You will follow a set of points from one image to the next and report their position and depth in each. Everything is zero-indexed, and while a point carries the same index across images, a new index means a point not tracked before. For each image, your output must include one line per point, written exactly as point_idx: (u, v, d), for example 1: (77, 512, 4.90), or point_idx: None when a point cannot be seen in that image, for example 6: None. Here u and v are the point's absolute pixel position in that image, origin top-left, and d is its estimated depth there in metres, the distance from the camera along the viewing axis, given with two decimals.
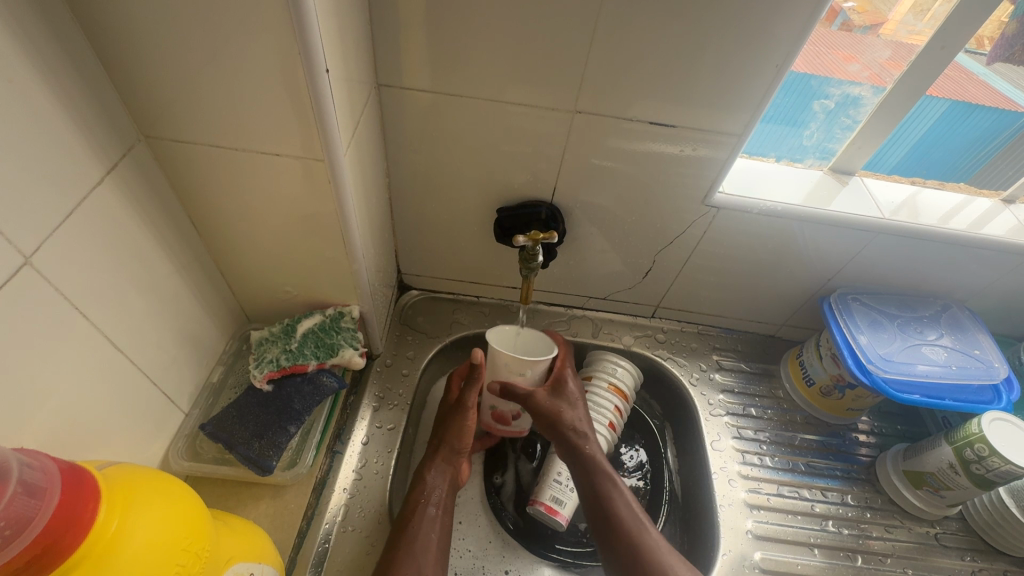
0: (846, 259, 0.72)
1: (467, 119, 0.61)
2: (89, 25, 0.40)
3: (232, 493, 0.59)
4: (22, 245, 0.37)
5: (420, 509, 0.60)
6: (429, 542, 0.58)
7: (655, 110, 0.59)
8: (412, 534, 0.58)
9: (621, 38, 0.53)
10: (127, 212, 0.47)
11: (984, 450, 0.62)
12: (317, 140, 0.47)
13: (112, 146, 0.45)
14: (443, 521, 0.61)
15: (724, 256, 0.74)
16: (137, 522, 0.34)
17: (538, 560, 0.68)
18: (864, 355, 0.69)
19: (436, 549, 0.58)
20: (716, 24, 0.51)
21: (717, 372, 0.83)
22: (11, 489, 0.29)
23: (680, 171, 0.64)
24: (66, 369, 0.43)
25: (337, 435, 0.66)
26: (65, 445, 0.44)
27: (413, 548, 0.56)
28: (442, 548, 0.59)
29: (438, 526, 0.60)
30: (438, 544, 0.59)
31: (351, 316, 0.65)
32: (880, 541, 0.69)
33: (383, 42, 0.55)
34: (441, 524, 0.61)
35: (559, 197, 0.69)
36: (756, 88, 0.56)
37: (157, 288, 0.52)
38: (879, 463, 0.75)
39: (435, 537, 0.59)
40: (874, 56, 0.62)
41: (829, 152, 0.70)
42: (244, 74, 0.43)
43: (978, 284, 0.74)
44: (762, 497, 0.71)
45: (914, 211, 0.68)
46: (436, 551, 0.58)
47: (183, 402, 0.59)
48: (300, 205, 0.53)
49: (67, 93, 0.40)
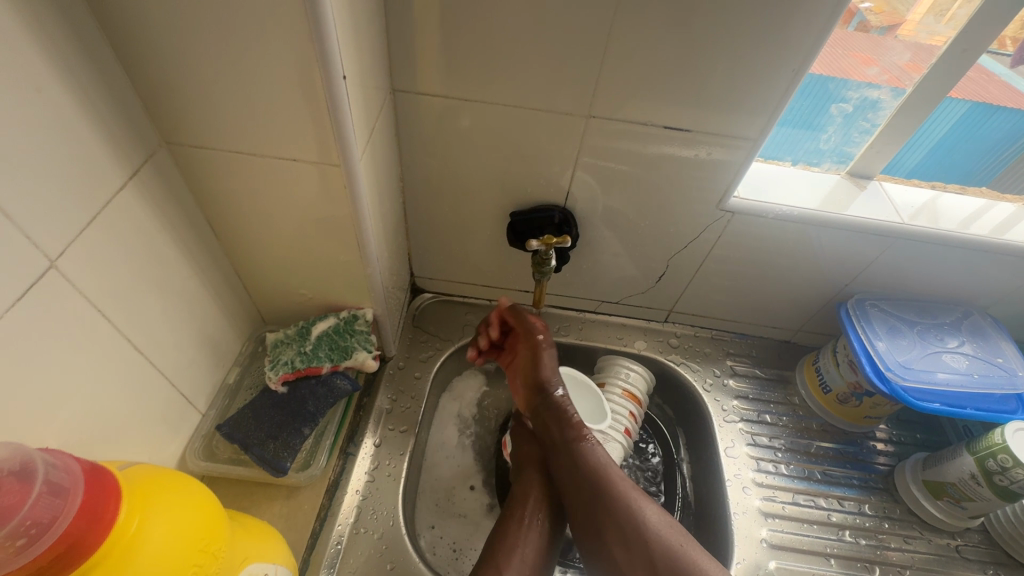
0: (864, 265, 0.71)
1: (481, 124, 0.61)
2: (114, 33, 0.41)
3: (247, 493, 0.60)
4: (48, 249, 0.38)
5: (524, 523, 0.60)
6: (528, 559, 0.57)
7: (670, 114, 0.58)
8: (511, 549, 0.57)
9: (636, 42, 0.53)
10: (148, 216, 0.48)
11: (1008, 461, 0.60)
12: (333, 146, 0.48)
13: (134, 152, 0.45)
14: (540, 533, 0.60)
15: (739, 260, 0.74)
16: (158, 522, 0.34)
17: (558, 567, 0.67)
18: (883, 362, 0.68)
19: (530, 568, 0.57)
20: (732, 28, 0.51)
21: (731, 378, 0.82)
22: (36, 490, 0.29)
23: (695, 175, 0.64)
24: (87, 370, 0.43)
25: (350, 437, 0.67)
26: (86, 445, 0.44)
27: (511, 567, 0.56)
28: (538, 565, 0.57)
29: (536, 537, 0.60)
30: (535, 557, 0.58)
31: (365, 318, 0.66)
32: (898, 552, 0.68)
33: (399, 49, 0.56)
34: (541, 535, 0.60)
35: (572, 201, 0.69)
36: (773, 93, 0.56)
37: (176, 290, 0.53)
38: (897, 473, 0.74)
39: (531, 551, 0.58)
40: (894, 59, 0.61)
41: (847, 156, 0.69)
42: (265, 81, 0.43)
43: (1002, 291, 0.72)
44: (777, 505, 0.70)
45: (935, 215, 0.67)
46: (532, 567, 0.57)
47: (199, 403, 0.60)
48: (316, 209, 0.54)
49: (91, 101, 0.41)
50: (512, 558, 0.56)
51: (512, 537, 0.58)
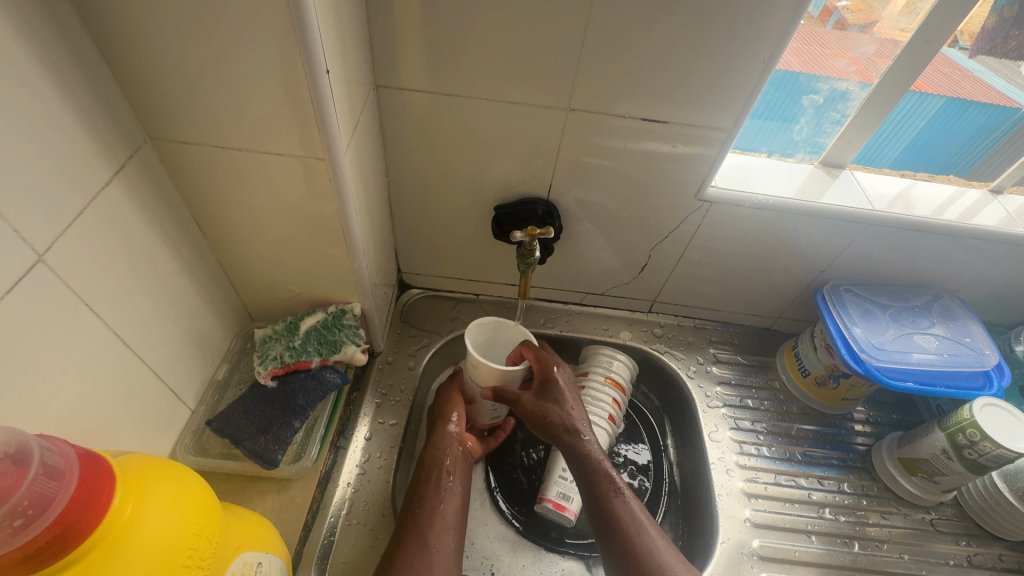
0: (838, 251, 0.73)
1: (463, 119, 0.63)
2: (97, 30, 0.41)
3: (238, 487, 0.60)
4: (35, 242, 0.39)
5: (441, 486, 0.62)
6: (448, 519, 0.60)
7: (648, 107, 0.60)
8: (431, 510, 0.60)
9: (612, 36, 0.54)
10: (134, 211, 0.48)
11: (976, 435, 0.63)
12: (317, 139, 0.48)
13: (119, 148, 0.46)
14: (460, 495, 0.63)
15: (719, 250, 0.76)
16: (151, 507, 0.35)
17: (552, 554, 0.68)
18: (858, 344, 0.70)
19: (453, 526, 0.60)
20: (705, 23, 0.53)
21: (714, 365, 0.84)
22: (32, 472, 0.30)
23: (673, 166, 0.65)
24: (77, 365, 0.44)
25: (340, 430, 0.68)
26: (76, 439, 0.45)
27: (433, 527, 0.58)
28: (460, 523, 0.61)
29: (455, 502, 0.62)
30: (455, 516, 0.61)
31: (353, 313, 0.66)
32: (877, 528, 0.70)
33: (380, 45, 0.57)
34: (460, 499, 0.63)
35: (555, 194, 0.70)
36: (745, 85, 0.57)
37: (163, 286, 0.54)
38: (874, 452, 0.76)
39: (451, 512, 0.61)
40: (861, 52, 0.63)
41: (819, 146, 0.71)
42: (247, 77, 0.44)
43: (971, 274, 0.75)
44: (759, 486, 0.72)
45: (906, 203, 0.69)
46: (454, 524, 0.60)
47: (188, 399, 0.60)
48: (303, 204, 0.54)
49: (76, 96, 0.41)
50: (435, 520, 0.59)
51: (433, 502, 0.61)
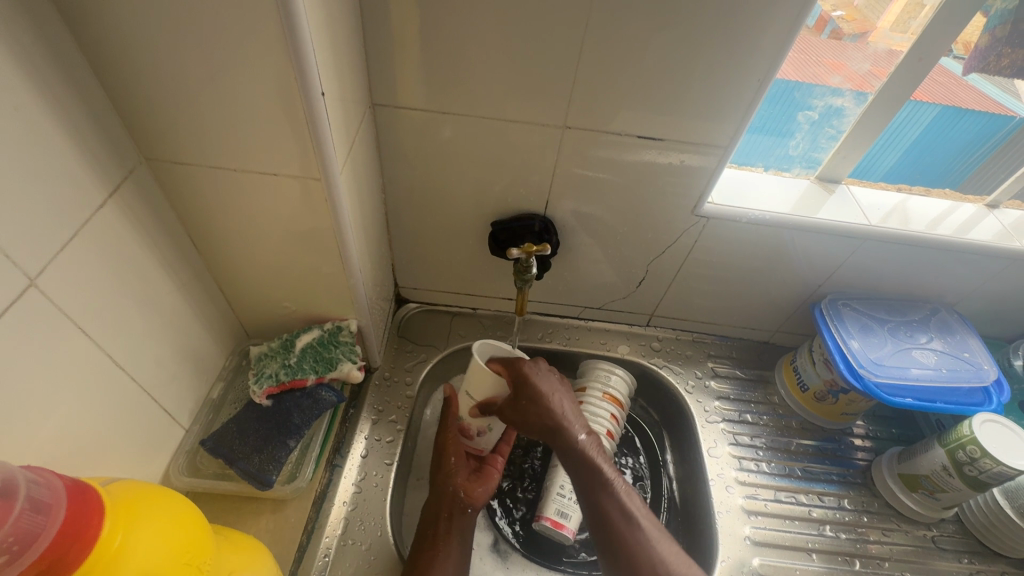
0: (836, 265, 0.73)
1: (459, 136, 0.63)
2: (93, 54, 0.41)
3: (232, 507, 0.60)
4: (27, 266, 0.38)
5: (439, 543, 0.61)
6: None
7: (643, 124, 0.60)
8: (430, 569, 0.58)
9: (607, 55, 0.55)
10: (128, 232, 0.48)
11: (976, 452, 0.62)
12: (313, 160, 0.48)
13: (114, 169, 0.46)
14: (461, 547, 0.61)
15: (716, 265, 0.76)
16: (140, 536, 0.35)
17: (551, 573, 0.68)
18: (856, 360, 0.70)
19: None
20: (700, 41, 0.53)
21: (712, 380, 0.84)
22: (19, 506, 0.29)
23: (670, 182, 0.66)
24: (69, 387, 0.43)
25: (336, 448, 0.67)
26: (68, 463, 0.44)
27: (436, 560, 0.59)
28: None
29: (454, 557, 0.60)
30: (456, 572, 0.59)
31: (349, 329, 0.66)
32: (878, 545, 0.70)
33: (377, 63, 0.57)
34: (459, 554, 0.61)
35: (551, 210, 0.70)
36: (740, 102, 0.58)
37: (158, 306, 0.53)
38: (874, 467, 0.76)
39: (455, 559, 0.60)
40: (857, 66, 0.63)
41: (816, 161, 0.72)
42: (243, 98, 0.44)
43: (969, 288, 0.75)
44: (759, 503, 0.72)
45: (902, 217, 0.69)
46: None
47: (183, 419, 0.59)
48: (298, 223, 0.54)
49: (71, 119, 0.41)
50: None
51: (432, 555, 0.59)
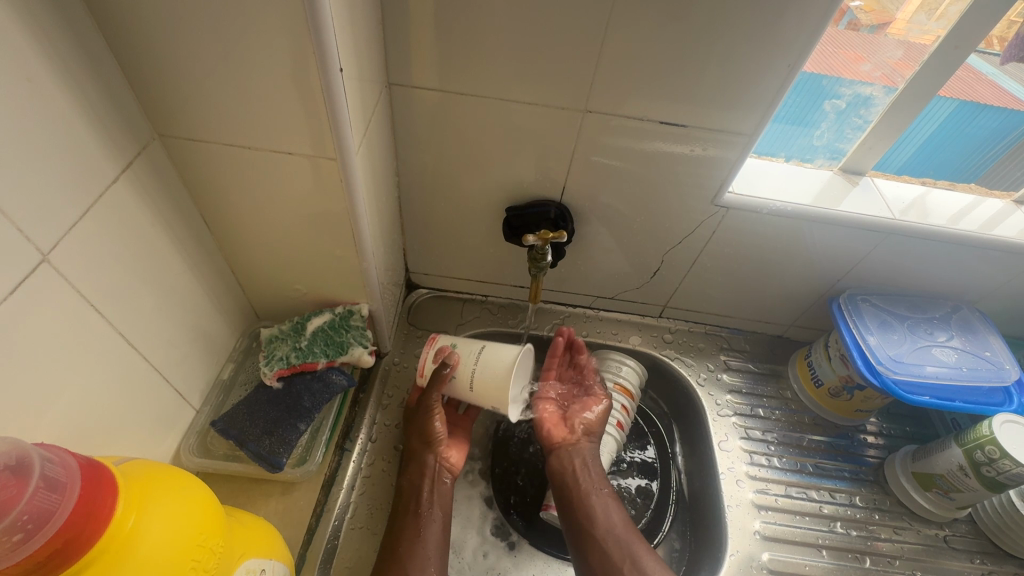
0: (856, 260, 0.72)
1: (476, 118, 0.61)
2: (105, 23, 0.40)
3: (243, 489, 0.60)
4: (40, 241, 0.38)
5: (421, 514, 0.60)
6: (428, 548, 0.58)
7: (666, 109, 0.59)
8: (411, 540, 0.58)
9: (632, 36, 0.53)
10: (141, 210, 0.48)
11: (995, 452, 0.61)
12: (329, 139, 0.47)
13: (126, 145, 0.45)
14: (441, 524, 0.61)
15: (733, 256, 0.74)
16: (155, 517, 0.34)
17: (559, 562, 0.67)
18: (874, 356, 0.69)
19: (435, 554, 0.58)
20: (730, 23, 0.51)
21: (725, 373, 0.83)
22: (32, 484, 0.29)
23: (690, 170, 0.64)
24: (80, 365, 0.43)
25: (345, 432, 0.67)
26: (78, 441, 0.44)
27: (412, 534, 0.59)
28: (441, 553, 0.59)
29: (436, 528, 0.60)
30: (437, 543, 0.59)
31: (360, 314, 0.65)
32: (888, 543, 0.69)
33: (394, 41, 0.55)
34: (441, 524, 0.61)
35: (568, 196, 0.69)
36: (768, 88, 0.56)
37: (170, 286, 0.53)
38: (887, 466, 0.75)
39: (433, 537, 0.59)
40: (885, 56, 0.61)
41: (839, 152, 0.70)
42: (258, 74, 0.43)
43: (992, 286, 0.73)
44: (770, 498, 0.71)
45: (924, 211, 0.68)
46: (436, 553, 0.58)
47: (194, 400, 0.59)
48: (311, 203, 0.53)
49: (85, 93, 0.40)
50: (418, 554, 0.57)
51: (411, 532, 0.59)
